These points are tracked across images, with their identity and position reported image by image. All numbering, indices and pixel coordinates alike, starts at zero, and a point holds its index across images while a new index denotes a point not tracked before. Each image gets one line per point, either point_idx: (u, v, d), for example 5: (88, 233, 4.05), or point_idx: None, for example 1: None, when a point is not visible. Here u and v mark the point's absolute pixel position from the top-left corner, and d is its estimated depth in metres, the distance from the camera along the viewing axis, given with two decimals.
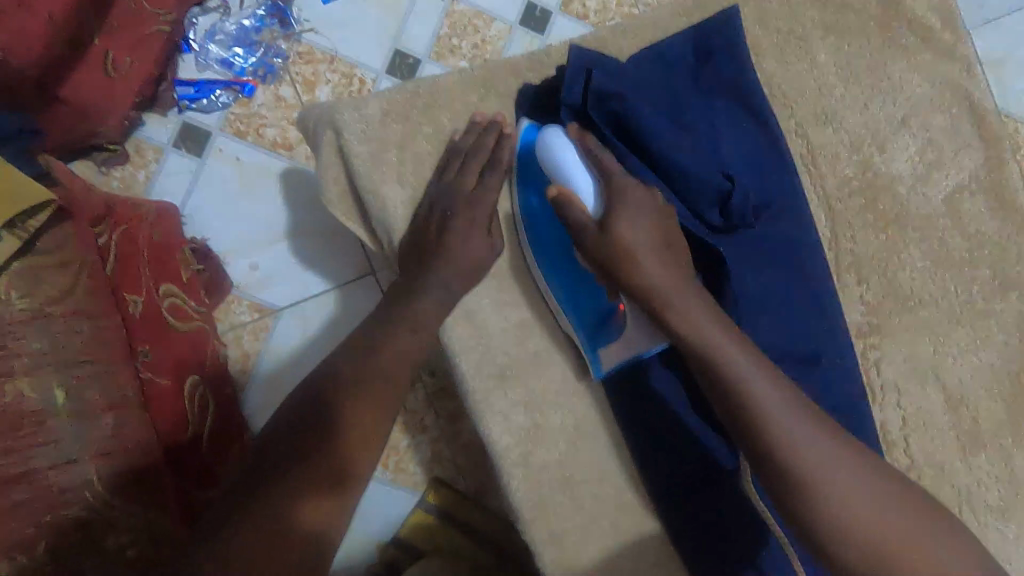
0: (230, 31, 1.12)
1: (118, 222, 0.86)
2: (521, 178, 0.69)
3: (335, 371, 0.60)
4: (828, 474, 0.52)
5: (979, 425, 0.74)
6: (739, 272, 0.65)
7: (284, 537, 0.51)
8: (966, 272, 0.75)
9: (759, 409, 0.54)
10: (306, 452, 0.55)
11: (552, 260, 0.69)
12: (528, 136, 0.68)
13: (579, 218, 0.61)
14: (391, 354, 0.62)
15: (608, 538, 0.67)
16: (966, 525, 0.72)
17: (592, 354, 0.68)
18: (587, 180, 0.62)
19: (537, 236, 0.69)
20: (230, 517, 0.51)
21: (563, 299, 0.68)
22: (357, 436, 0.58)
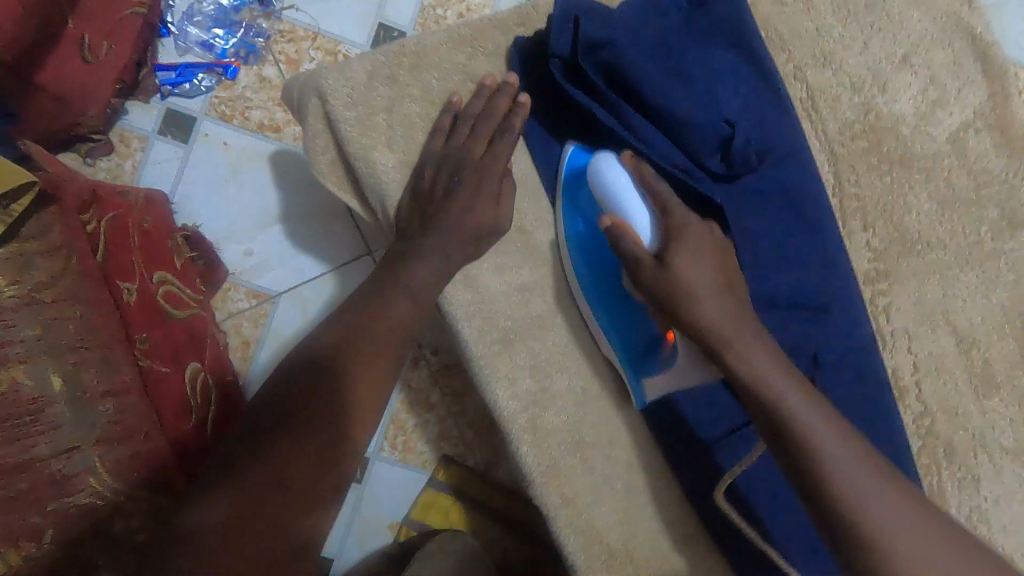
0: (208, 12, 1.10)
1: (105, 208, 0.83)
2: (567, 204, 0.68)
3: (331, 343, 0.59)
4: (856, 473, 0.49)
5: (992, 366, 0.73)
6: (741, 222, 0.64)
7: (280, 518, 0.50)
8: (975, 213, 0.73)
9: (774, 393, 0.53)
10: (296, 429, 0.53)
11: (598, 287, 0.67)
12: (578, 162, 0.67)
13: (620, 229, 0.59)
14: (392, 322, 0.61)
15: (621, 499, 0.67)
16: (980, 467, 0.72)
17: (636, 383, 0.66)
18: (644, 213, 0.60)
19: (583, 263, 0.67)
20: (217, 497, 0.50)
21: (607, 326, 0.67)
22: (351, 413, 0.56)
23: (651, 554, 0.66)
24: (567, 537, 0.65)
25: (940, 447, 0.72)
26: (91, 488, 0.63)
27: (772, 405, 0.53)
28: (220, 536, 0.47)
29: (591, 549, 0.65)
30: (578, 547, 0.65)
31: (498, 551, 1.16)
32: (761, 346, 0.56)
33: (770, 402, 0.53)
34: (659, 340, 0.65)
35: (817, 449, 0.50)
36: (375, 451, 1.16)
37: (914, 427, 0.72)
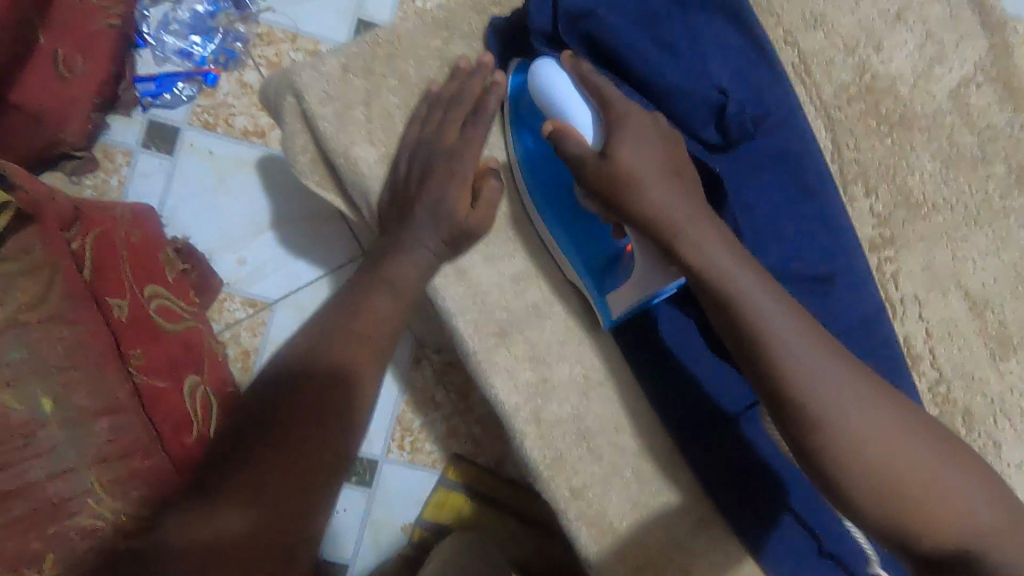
0: (184, 20, 1.09)
1: (90, 225, 0.82)
2: (516, 124, 0.65)
3: (311, 340, 0.56)
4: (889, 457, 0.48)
5: (1007, 328, 0.71)
6: (741, 193, 0.62)
7: (268, 530, 0.47)
8: (980, 170, 0.70)
9: (798, 381, 0.49)
10: (280, 432, 0.50)
11: (553, 207, 0.64)
12: (518, 76, 0.64)
13: (567, 136, 0.56)
14: (379, 320, 0.58)
15: (632, 488, 0.65)
16: (1000, 432, 0.70)
17: (601, 302, 0.63)
18: (586, 112, 0.58)
19: (536, 181, 0.65)
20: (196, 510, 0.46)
21: (562, 240, 0.64)
22: (329, 411, 0.53)
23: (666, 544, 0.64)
24: (578, 530, 0.64)
25: (957, 415, 0.70)
26: (90, 508, 0.62)
27: (767, 355, 0.50)
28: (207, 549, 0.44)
29: (604, 541, 0.64)
30: (589, 538, 0.64)
31: (514, 545, 1.16)
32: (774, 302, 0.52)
33: (798, 391, 0.49)
34: (619, 254, 0.63)
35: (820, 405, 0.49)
36: (382, 454, 1.15)
37: (931, 396, 0.70)
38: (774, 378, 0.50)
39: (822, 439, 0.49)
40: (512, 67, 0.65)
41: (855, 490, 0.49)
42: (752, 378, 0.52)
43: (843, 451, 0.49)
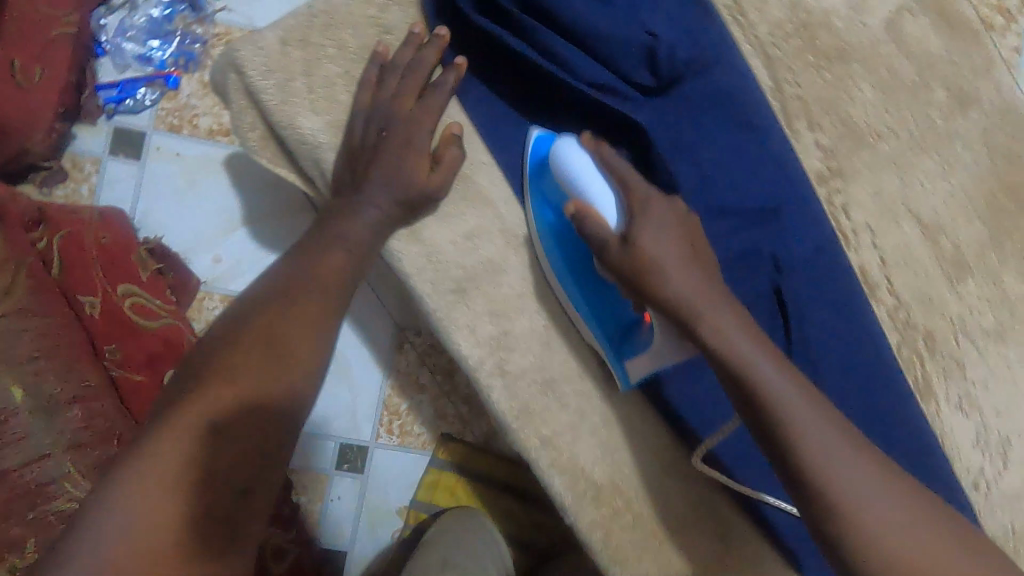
0: (140, 25, 1.09)
1: (58, 226, 0.84)
2: (535, 193, 0.65)
3: (277, 286, 0.57)
4: (887, 520, 0.47)
5: (962, 250, 0.72)
6: (677, 134, 0.64)
7: (229, 439, 0.47)
8: (921, 96, 0.71)
9: (796, 427, 0.50)
10: (246, 362, 0.51)
11: (572, 276, 0.65)
12: (537, 146, 0.64)
13: (588, 218, 0.58)
14: (335, 264, 0.60)
15: (600, 431, 0.67)
16: (962, 352, 0.72)
17: (619, 369, 0.64)
18: (608, 192, 0.59)
19: (555, 252, 0.65)
20: (153, 445, 0.46)
21: (580, 307, 0.65)
22: (297, 350, 0.54)
23: (639, 482, 0.67)
24: (552, 476, 0.65)
25: (919, 338, 0.71)
26: (68, 494, 0.62)
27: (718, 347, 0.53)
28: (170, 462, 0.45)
29: (576, 484, 0.66)
30: (562, 485, 0.65)
31: (510, 518, 1.18)
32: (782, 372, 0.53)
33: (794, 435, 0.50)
34: (637, 322, 0.63)
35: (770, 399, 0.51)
36: (373, 439, 1.16)
37: (891, 322, 0.71)
38: (771, 420, 0.51)
39: (779, 442, 0.50)
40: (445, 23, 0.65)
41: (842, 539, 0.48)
42: (752, 424, 0.53)
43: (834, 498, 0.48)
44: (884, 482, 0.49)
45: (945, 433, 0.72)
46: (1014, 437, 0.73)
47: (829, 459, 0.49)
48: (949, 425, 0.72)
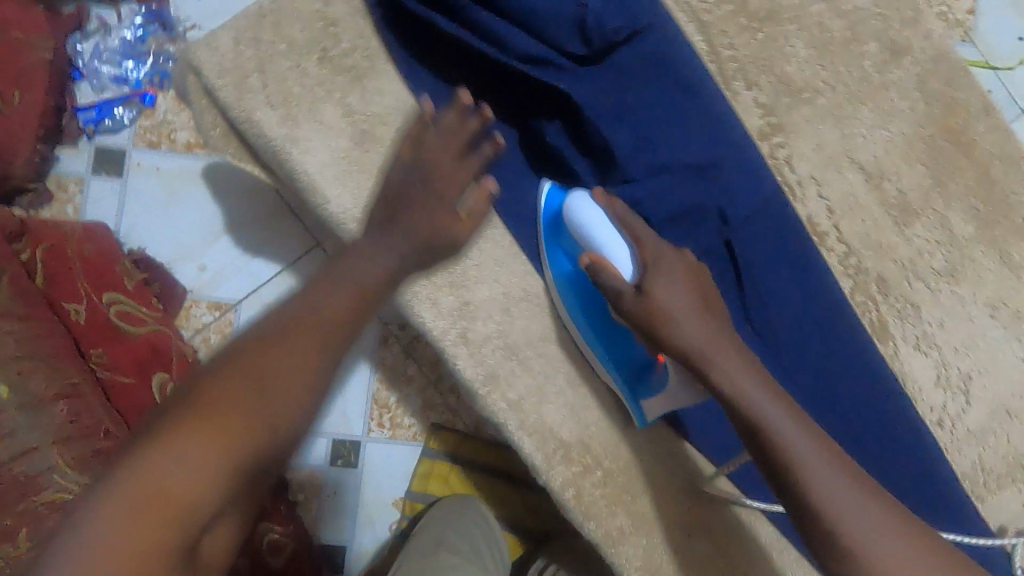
0: (114, 48, 1.13)
1: (39, 239, 0.88)
2: (552, 246, 0.68)
3: (278, 320, 0.50)
4: (882, 554, 0.50)
5: (907, 195, 0.74)
6: (617, 100, 0.65)
7: (194, 478, 0.45)
8: (854, 49, 0.74)
9: (800, 467, 0.52)
10: (228, 404, 0.47)
11: (588, 323, 0.67)
12: (551, 200, 0.67)
13: (602, 269, 0.60)
14: (339, 298, 0.53)
15: (566, 393, 0.69)
16: (917, 294, 0.74)
17: (636, 407, 0.67)
18: (622, 245, 0.61)
19: (572, 301, 0.67)
20: (128, 478, 0.44)
21: (598, 348, 0.67)
22: (287, 410, 0.48)
23: (607, 439, 0.69)
24: (521, 439, 0.67)
25: (873, 283, 0.74)
26: (58, 484, 0.65)
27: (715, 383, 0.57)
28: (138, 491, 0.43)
29: (546, 446, 0.68)
30: (532, 446, 0.67)
31: (505, 504, 1.19)
32: (783, 409, 0.55)
33: (798, 474, 0.52)
34: (651, 362, 0.65)
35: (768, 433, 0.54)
36: (365, 434, 1.18)
37: (842, 269, 0.74)
38: (778, 460, 0.53)
39: (779, 473, 0.53)
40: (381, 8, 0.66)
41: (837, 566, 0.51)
42: (757, 460, 0.55)
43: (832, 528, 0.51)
44: (885, 521, 0.51)
45: (905, 374, 0.74)
46: (974, 373, 0.74)
47: (825, 490, 0.52)
48: (909, 366, 0.74)
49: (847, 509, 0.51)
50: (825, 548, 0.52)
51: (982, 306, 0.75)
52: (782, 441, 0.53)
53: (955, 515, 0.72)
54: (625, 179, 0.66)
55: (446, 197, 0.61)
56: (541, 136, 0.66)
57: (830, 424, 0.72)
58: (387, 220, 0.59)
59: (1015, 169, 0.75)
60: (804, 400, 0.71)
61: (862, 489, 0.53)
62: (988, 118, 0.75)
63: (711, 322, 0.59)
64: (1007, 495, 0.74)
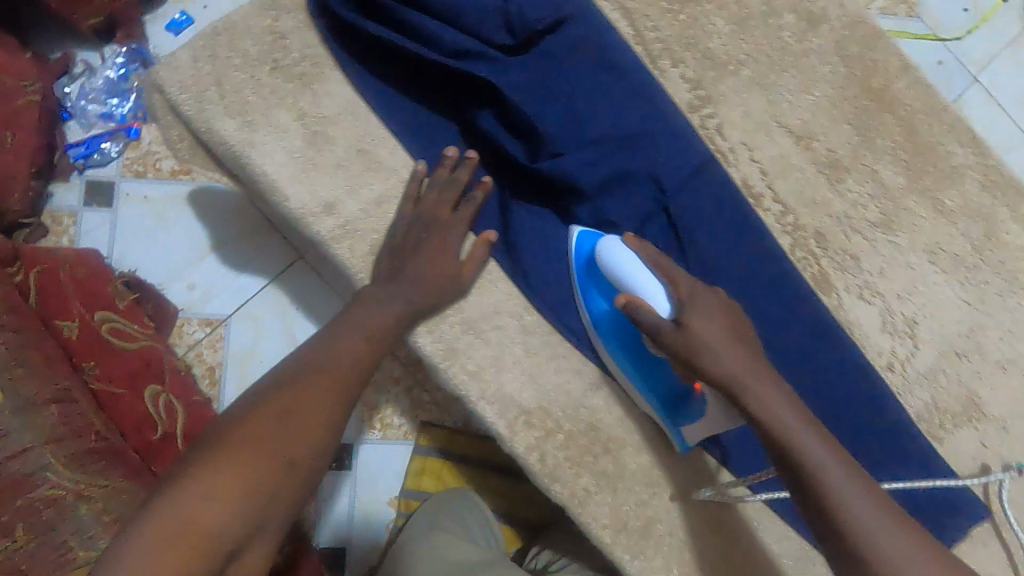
0: (99, 87, 1.21)
1: (33, 264, 0.93)
2: (587, 290, 0.72)
3: (297, 369, 0.60)
4: (874, 527, 0.51)
5: (836, 152, 0.78)
6: (546, 82, 0.71)
7: (223, 511, 0.49)
8: (772, 22, 0.78)
9: (797, 446, 0.55)
10: (256, 443, 0.53)
11: (626, 358, 0.70)
12: (582, 245, 0.71)
13: (638, 306, 0.62)
14: (348, 349, 0.62)
15: (524, 361, 0.72)
16: (855, 246, 0.77)
17: (677, 433, 0.70)
18: (659, 287, 0.63)
19: (610, 340, 0.71)
20: (163, 510, 0.48)
21: (637, 377, 0.70)
22: (301, 446, 0.55)
23: (566, 404, 0.72)
24: (483, 407, 0.71)
25: (811, 238, 0.78)
26: (51, 481, 0.70)
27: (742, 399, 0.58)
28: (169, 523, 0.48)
29: (508, 412, 0.71)
30: (494, 414, 0.71)
31: (497, 496, 1.18)
32: (785, 400, 0.58)
33: (796, 453, 0.55)
34: (689, 391, 0.68)
35: (795, 447, 0.56)
36: (357, 435, 1.20)
37: (780, 227, 0.78)
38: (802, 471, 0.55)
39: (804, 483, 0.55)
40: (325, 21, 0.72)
41: (832, 540, 0.53)
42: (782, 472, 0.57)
43: (825, 501, 0.53)
44: (877, 503, 0.53)
45: (850, 322, 0.78)
46: (919, 317, 0.77)
47: (847, 501, 0.53)
48: (854, 314, 0.78)
49: (842, 487, 0.53)
50: (820, 518, 0.53)
51: (920, 253, 0.78)
52: (777, 421, 0.57)
53: (915, 457, 0.74)
54: (552, 154, 0.70)
55: (420, 209, 0.69)
56: (477, 122, 0.71)
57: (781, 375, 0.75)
58: (393, 273, 0.67)
59: (940, 121, 0.79)
60: None
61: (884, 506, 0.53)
62: (907, 75, 0.79)
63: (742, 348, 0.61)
64: (964, 433, 0.76)
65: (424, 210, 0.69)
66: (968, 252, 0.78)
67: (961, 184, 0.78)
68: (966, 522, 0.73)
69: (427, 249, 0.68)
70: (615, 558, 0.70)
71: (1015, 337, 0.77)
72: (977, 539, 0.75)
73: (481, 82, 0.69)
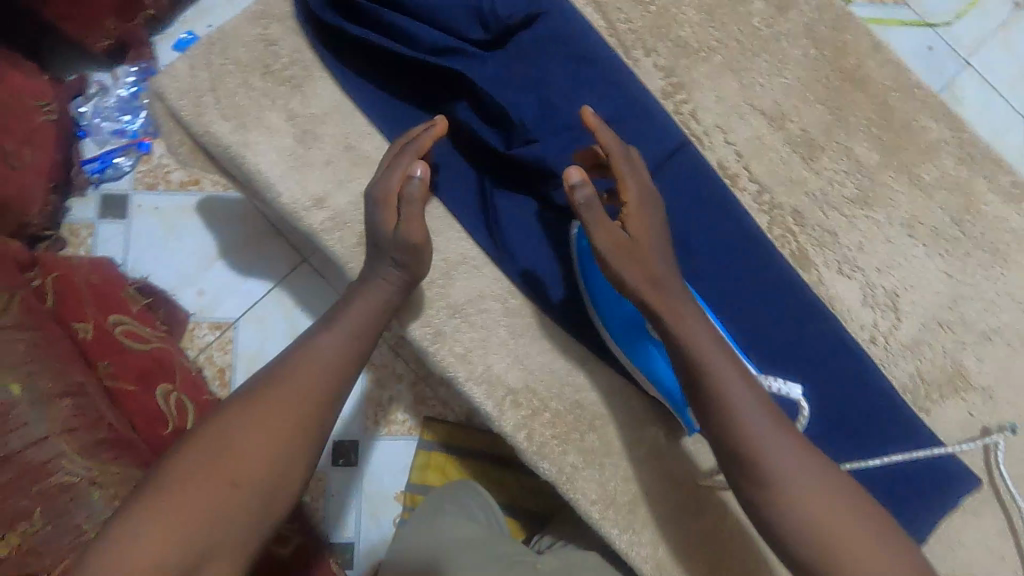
0: (112, 104, 1.27)
1: (50, 270, 0.99)
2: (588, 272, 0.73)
3: (250, 386, 0.59)
4: (812, 509, 0.54)
5: (810, 132, 0.80)
6: (520, 73, 0.74)
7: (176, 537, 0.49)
8: (741, 9, 0.81)
9: (744, 423, 0.56)
10: (207, 466, 0.53)
11: (630, 337, 0.71)
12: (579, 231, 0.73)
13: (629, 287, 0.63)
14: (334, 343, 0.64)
15: (509, 343, 0.75)
16: (833, 222, 0.79)
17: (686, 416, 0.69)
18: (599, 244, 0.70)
19: (613, 321, 0.72)
20: (115, 539, 0.48)
21: (660, 378, 0.69)
22: (255, 461, 0.54)
23: (553, 383, 0.75)
24: (471, 387, 0.73)
25: (788, 216, 0.80)
26: (65, 468, 0.73)
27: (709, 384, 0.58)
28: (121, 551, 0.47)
29: (495, 392, 0.73)
30: (482, 394, 0.73)
31: (503, 488, 1.17)
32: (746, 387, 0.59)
33: (746, 437, 0.56)
34: None
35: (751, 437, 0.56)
36: (363, 432, 1.19)
37: (757, 206, 0.80)
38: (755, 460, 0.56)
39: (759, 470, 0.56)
40: (311, 26, 0.77)
41: (767, 507, 0.55)
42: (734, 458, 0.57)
43: (770, 482, 0.55)
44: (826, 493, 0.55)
45: (832, 297, 0.79)
46: (901, 290, 0.78)
47: (794, 490, 0.55)
48: (834, 289, 0.79)
49: (789, 477, 0.55)
50: (763, 496, 0.56)
51: (899, 227, 0.79)
52: (730, 402, 0.57)
53: (903, 429, 0.74)
54: (527, 141, 0.73)
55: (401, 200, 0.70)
56: (455, 115, 0.75)
57: (762, 350, 0.76)
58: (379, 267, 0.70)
59: (912, 97, 0.80)
60: (733, 324, 0.76)
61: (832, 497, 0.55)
62: (878, 54, 0.81)
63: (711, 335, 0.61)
64: (952, 404, 0.77)
65: None
66: (947, 224, 0.79)
67: (937, 158, 0.79)
68: (959, 494, 0.73)
69: None
70: (604, 532, 0.72)
71: (997, 307, 0.77)
72: (968, 510, 0.75)
73: (459, 76, 0.73)
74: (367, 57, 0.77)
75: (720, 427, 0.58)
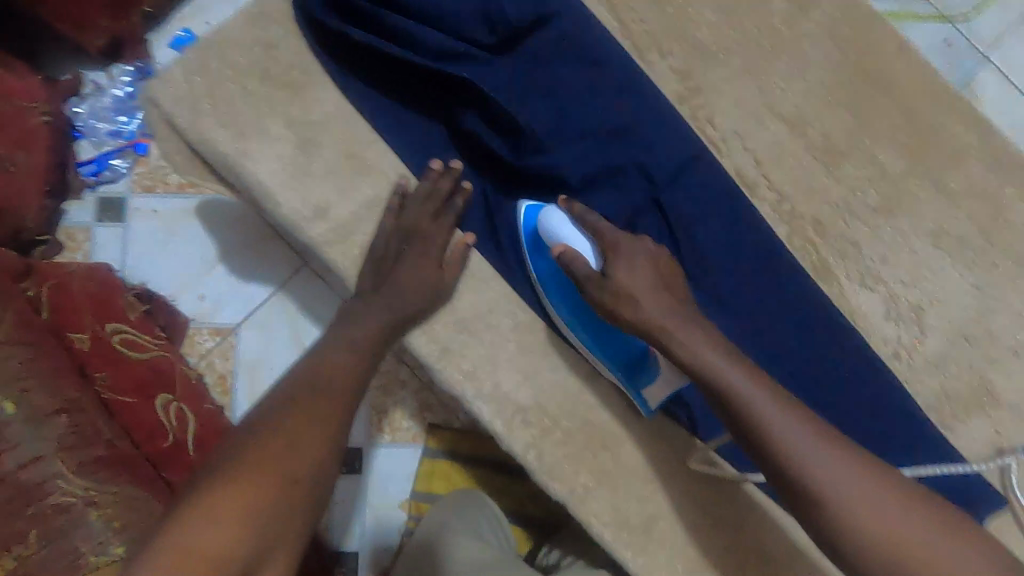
0: (108, 105, 1.24)
1: (45, 277, 0.96)
2: (532, 249, 0.72)
3: (294, 390, 0.59)
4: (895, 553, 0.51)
5: (831, 138, 0.77)
6: (530, 80, 0.72)
7: (237, 532, 0.48)
8: (761, 9, 0.78)
9: (797, 461, 0.54)
10: (263, 461, 0.53)
11: (580, 322, 0.71)
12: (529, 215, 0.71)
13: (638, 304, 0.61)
14: (335, 364, 0.62)
15: (518, 359, 0.72)
16: (856, 233, 0.76)
17: (639, 398, 0.70)
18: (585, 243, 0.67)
19: (559, 300, 0.71)
20: (176, 529, 0.47)
21: (607, 356, 0.70)
22: (307, 459, 0.54)
23: (564, 401, 0.72)
24: (479, 406, 0.71)
25: (809, 226, 0.77)
26: (62, 488, 0.71)
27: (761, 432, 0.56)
28: (186, 536, 0.47)
29: (504, 410, 0.71)
30: (491, 413, 0.71)
31: (509, 496, 1.15)
32: (804, 427, 0.56)
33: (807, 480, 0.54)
34: (645, 350, 0.70)
35: (814, 486, 0.53)
36: (368, 440, 1.17)
37: (775, 215, 0.77)
38: (820, 507, 0.53)
39: (827, 517, 0.53)
40: (314, 30, 0.74)
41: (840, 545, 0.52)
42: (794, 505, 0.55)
43: (847, 525, 0.52)
44: (911, 528, 0.51)
45: (854, 311, 0.76)
46: (925, 302, 0.75)
47: (873, 530, 0.51)
48: (856, 302, 0.76)
49: (863, 521, 0.52)
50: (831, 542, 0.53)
51: (923, 237, 0.76)
52: (785, 448, 0.55)
53: (929, 447, 0.71)
54: (537, 149, 0.71)
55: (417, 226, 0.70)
56: (461, 123, 0.72)
57: (776, 367, 0.72)
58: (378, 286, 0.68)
59: (940, 101, 0.77)
60: (744, 339, 0.73)
61: (920, 532, 0.51)
62: (904, 56, 0.77)
63: (755, 378, 0.58)
64: (977, 420, 0.74)
65: (410, 220, 0.70)
66: (974, 234, 0.75)
67: (964, 164, 0.76)
68: (984, 514, 0.71)
69: (415, 254, 0.69)
70: (618, 556, 0.69)
71: None
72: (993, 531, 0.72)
73: (466, 83, 0.71)
74: (372, 62, 0.74)
75: (791, 489, 0.55)
